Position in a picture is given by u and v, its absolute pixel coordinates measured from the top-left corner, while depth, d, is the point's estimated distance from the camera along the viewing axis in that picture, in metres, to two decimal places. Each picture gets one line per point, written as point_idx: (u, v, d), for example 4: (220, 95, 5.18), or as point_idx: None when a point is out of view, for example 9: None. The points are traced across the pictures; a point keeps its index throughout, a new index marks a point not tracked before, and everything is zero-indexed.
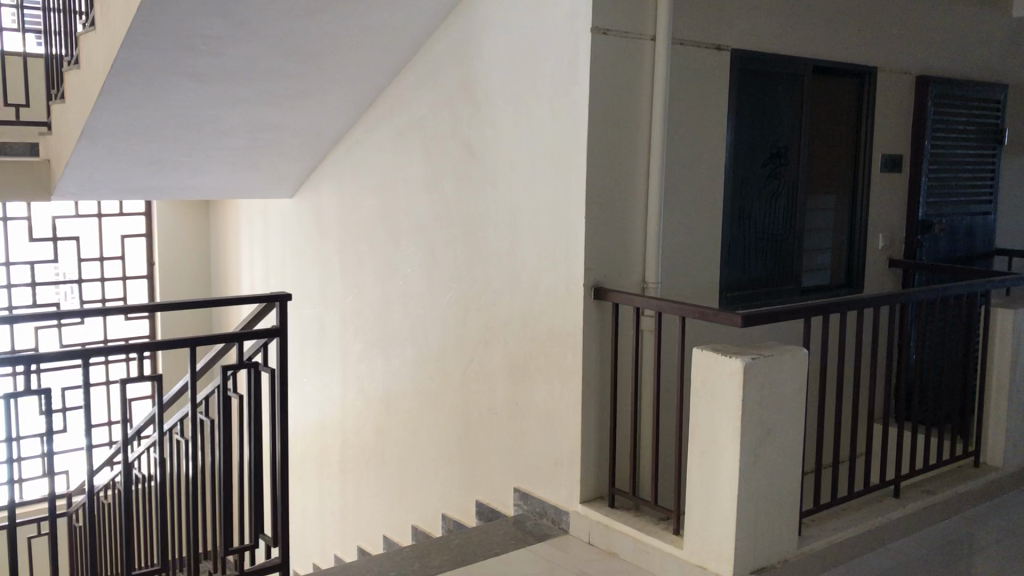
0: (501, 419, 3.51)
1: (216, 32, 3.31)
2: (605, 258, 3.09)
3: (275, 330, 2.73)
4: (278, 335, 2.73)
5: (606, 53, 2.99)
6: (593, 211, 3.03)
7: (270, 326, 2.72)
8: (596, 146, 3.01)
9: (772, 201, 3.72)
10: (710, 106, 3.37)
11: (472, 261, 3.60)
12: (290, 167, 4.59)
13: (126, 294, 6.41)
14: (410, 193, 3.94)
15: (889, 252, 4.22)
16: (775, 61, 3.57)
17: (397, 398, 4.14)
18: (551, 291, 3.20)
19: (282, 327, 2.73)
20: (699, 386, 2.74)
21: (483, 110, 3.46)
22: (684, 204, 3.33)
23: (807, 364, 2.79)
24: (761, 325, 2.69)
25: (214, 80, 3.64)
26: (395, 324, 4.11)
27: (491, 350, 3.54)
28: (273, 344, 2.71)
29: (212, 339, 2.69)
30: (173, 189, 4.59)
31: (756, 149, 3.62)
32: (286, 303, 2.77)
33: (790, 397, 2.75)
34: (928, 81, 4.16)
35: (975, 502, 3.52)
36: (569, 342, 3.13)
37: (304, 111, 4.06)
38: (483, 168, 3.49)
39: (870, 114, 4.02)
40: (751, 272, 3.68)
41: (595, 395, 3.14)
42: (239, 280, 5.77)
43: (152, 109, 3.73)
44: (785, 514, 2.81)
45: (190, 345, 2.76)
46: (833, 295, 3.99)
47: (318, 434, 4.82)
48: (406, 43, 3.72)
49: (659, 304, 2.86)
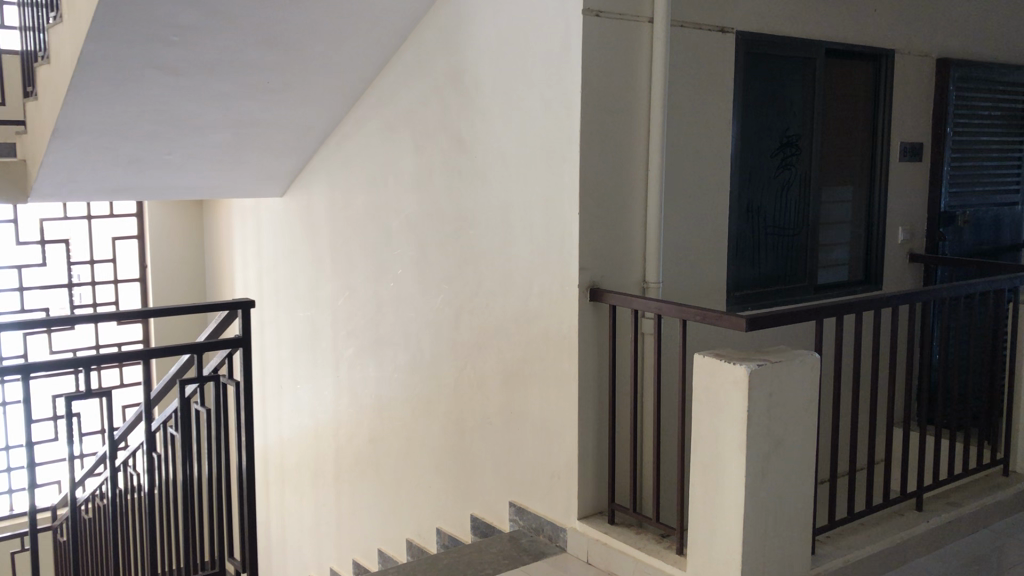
0: (495, 429, 3.31)
1: (187, 22, 3.13)
2: (600, 256, 2.88)
3: (239, 340, 2.65)
4: (241, 346, 2.65)
5: (599, 36, 2.77)
6: (587, 207, 2.82)
7: (233, 336, 2.63)
8: (591, 135, 2.80)
9: (783, 192, 3.49)
10: (715, 92, 3.15)
11: (463, 261, 3.40)
12: (278, 164, 4.41)
13: (118, 298, 6.27)
14: (400, 190, 3.74)
15: (909, 246, 3.98)
16: (785, 42, 3.35)
17: (389, 407, 3.96)
18: (545, 292, 3.00)
19: (245, 337, 2.65)
20: (702, 394, 2.53)
21: (471, 101, 3.26)
22: (687, 197, 3.11)
23: (819, 370, 2.56)
24: (768, 328, 2.47)
25: (190, 73, 3.46)
26: (387, 328, 3.92)
27: (484, 355, 3.34)
28: (237, 356, 2.64)
29: (172, 350, 2.57)
30: (157, 188, 4.44)
31: (765, 138, 3.39)
32: (249, 310, 2.68)
33: (801, 407, 2.53)
34: (950, 64, 3.91)
35: (1004, 514, 3.28)
36: (564, 346, 2.93)
37: (289, 104, 3.87)
38: (473, 162, 3.29)
39: (888, 99, 3.77)
40: (761, 269, 3.46)
41: (593, 403, 2.93)
42: (233, 283, 5.61)
43: (126, 106, 3.57)
44: (798, 530, 2.59)
45: (148, 356, 2.63)
46: (848, 291, 3.76)
47: (313, 442, 4.64)
48: (392, 31, 3.52)
49: (658, 306, 2.64)
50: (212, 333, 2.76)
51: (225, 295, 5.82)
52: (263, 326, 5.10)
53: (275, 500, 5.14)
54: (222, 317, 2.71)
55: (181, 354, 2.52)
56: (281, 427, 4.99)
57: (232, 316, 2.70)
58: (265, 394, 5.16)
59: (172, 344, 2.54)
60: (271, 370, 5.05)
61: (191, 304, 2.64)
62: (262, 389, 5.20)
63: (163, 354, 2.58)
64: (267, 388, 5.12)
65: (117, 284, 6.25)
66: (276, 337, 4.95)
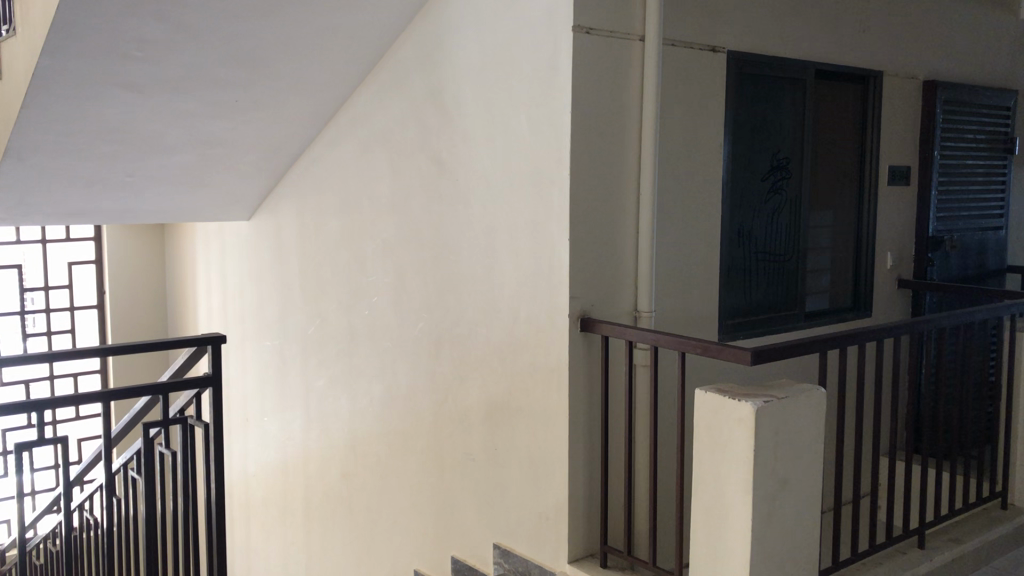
0: (478, 466, 3.13)
1: (151, 37, 2.95)
2: (591, 284, 2.73)
3: (207, 379, 2.47)
4: (210, 384, 2.47)
5: (589, 54, 2.64)
6: (578, 232, 2.67)
7: (202, 374, 2.45)
8: (581, 158, 2.66)
9: (773, 217, 3.37)
10: (706, 113, 3.03)
11: (444, 288, 3.24)
12: (246, 186, 4.22)
13: (74, 325, 6.02)
14: (375, 214, 3.57)
15: (897, 271, 3.89)
16: (775, 62, 3.24)
17: (362, 441, 3.77)
18: (532, 322, 2.84)
19: (215, 374, 2.47)
20: (704, 430, 2.39)
21: (453, 121, 3.11)
22: (678, 221, 2.98)
23: (825, 403, 2.43)
24: (772, 362, 2.33)
25: (153, 90, 3.27)
26: (361, 358, 3.74)
27: (466, 388, 3.17)
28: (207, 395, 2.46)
29: (136, 390, 2.38)
30: (116, 211, 4.23)
31: (755, 161, 3.28)
32: (219, 346, 2.52)
33: (806, 443, 2.39)
34: (936, 86, 3.84)
35: (1006, 549, 3.16)
36: (553, 379, 2.77)
37: (257, 123, 3.69)
38: (455, 184, 3.13)
39: (876, 123, 3.69)
40: (753, 296, 3.33)
41: (584, 439, 2.76)
42: (196, 310, 5.38)
43: (85, 126, 3.37)
44: (803, 573, 2.45)
45: (108, 396, 2.43)
46: (837, 318, 3.65)
47: (280, 479, 4.42)
48: (368, 47, 3.37)
49: (654, 338, 2.50)
50: (179, 370, 2.57)
51: (187, 323, 5.59)
52: (229, 355, 4.88)
53: (241, 538, 4.91)
54: (189, 354, 2.53)
55: (144, 396, 2.33)
56: (247, 462, 4.76)
57: (200, 352, 2.53)
58: (230, 427, 4.93)
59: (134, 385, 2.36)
60: (237, 402, 4.83)
61: (155, 340, 2.45)
62: (227, 421, 4.97)
63: (126, 394, 2.38)
64: (233, 421, 4.90)
65: (73, 311, 5.99)
66: (242, 368, 4.73)
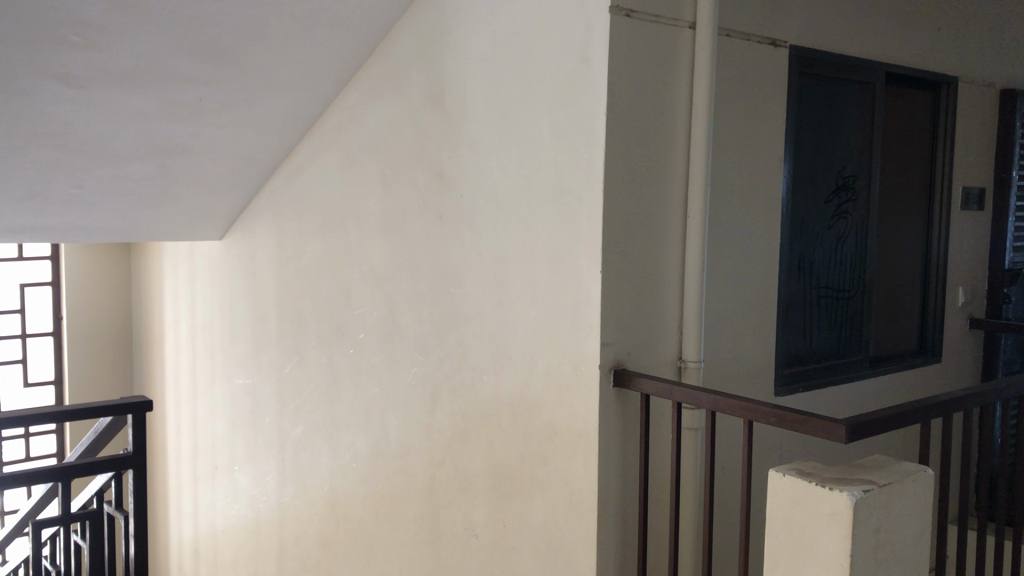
0: (483, 545, 2.57)
1: (92, 17, 2.41)
2: (627, 327, 2.19)
3: (127, 458, 2.65)
4: (131, 462, 2.65)
5: (629, 42, 2.12)
6: (612, 266, 2.14)
7: (122, 453, 2.64)
8: (618, 170, 2.13)
9: (837, 245, 2.84)
10: (765, 118, 2.50)
11: (443, 328, 2.70)
12: (215, 201, 3.70)
13: (26, 355, 5.48)
14: (363, 237, 3.04)
15: (969, 309, 3.35)
16: (842, 62, 2.72)
17: (344, 502, 3.22)
18: (553, 372, 2.30)
19: (134, 455, 2.65)
20: (780, 524, 1.84)
21: (458, 126, 2.58)
22: (730, 252, 2.44)
23: (933, 488, 1.88)
24: (871, 437, 1.74)
25: (96, 84, 2.73)
26: (345, 406, 3.19)
27: (469, 449, 2.61)
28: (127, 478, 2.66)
29: (61, 470, 2.49)
30: (64, 227, 3.70)
31: (818, 180, 2.75)
32: (143, 415, 2.65)
33: (911, 541, 1.84)
34: (1016, 96, 3.32)
35: None
36: (578, 445, 2.22)
37: (223, 126, 3.16)
38: (458, 203, 2.60)
39: (949, 136, 3.17)
40: (812, 339, 2.79)
41: (617, 521, 2.21)
42: (163, 340, 4.84)
43: (19, 126, 2.83)
44: None
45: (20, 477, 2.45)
46: (905, 365, 3.10)
47: (251, 537, 3.87)
48: (357, 35, 2.84)
49: (710, 401, 1.93)
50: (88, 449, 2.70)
51: (153, 352, 5.05)
52: (197, 393, 4.35)
53: None
54: (108, 426, 2.68)
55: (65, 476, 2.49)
56: (216, 515, 4.20)
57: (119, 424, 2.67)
58: (198, 475, 4.38)
59: (64, 467, 2.50)
60: (205, 445, 4.28)
61: (74, 411, 2.54)
62: (194, 469, 4.41)
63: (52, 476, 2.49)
64: (200, 467, 4.35)
65: (26, 339, 5.45)
66: (211, 406, 4.20)
